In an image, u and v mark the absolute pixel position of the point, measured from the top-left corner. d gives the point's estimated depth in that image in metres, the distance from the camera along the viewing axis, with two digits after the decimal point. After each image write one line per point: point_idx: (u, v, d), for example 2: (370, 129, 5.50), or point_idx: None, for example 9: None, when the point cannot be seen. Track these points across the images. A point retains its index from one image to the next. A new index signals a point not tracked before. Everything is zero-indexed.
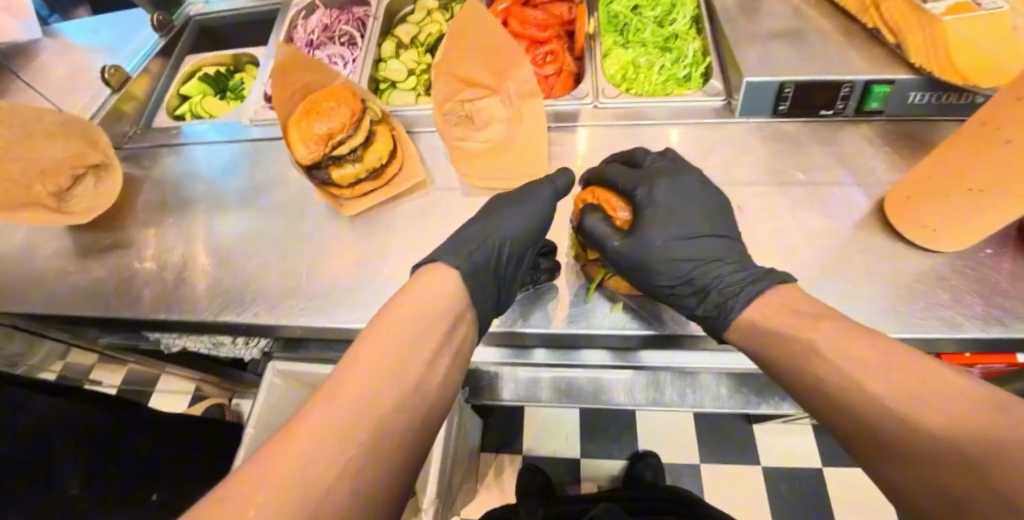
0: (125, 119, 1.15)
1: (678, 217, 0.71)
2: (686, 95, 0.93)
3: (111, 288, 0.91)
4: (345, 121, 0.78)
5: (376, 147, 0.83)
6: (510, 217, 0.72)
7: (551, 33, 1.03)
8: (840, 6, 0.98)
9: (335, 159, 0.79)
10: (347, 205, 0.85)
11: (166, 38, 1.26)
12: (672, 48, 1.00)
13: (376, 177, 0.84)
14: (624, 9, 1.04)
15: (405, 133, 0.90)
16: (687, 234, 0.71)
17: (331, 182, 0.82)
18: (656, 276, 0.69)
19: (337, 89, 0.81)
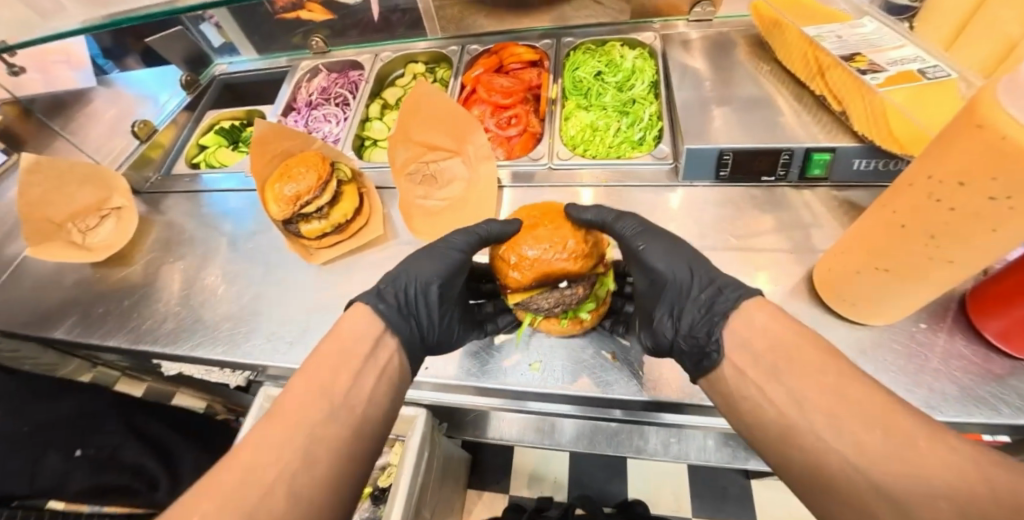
0: (149, 166, 1.27)
1: (660, 243, 0.77)
2: (636, 158, 0.99)
3: (116, 321, 1.01)
4: (311, 184, 0.88)
5: (342, 206, 0.91)
6: (413, 267, 0.77)
7: (516, 98, 1.11)
8: (791, 73, 1.02)
9: (304, 216, 0.89)
10: (316, 255, 0.93)
11: (193, 95, 1.40)
12: (629, 112, 1.06)
13: (342, 230, 0.92)
14: (588, 76, 1.12)
15: (373, 190, 0.99)
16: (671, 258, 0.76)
17: (300, 235, 0.91)
18: (682, 296, 0.73)
19: (310, 155, 0.92)
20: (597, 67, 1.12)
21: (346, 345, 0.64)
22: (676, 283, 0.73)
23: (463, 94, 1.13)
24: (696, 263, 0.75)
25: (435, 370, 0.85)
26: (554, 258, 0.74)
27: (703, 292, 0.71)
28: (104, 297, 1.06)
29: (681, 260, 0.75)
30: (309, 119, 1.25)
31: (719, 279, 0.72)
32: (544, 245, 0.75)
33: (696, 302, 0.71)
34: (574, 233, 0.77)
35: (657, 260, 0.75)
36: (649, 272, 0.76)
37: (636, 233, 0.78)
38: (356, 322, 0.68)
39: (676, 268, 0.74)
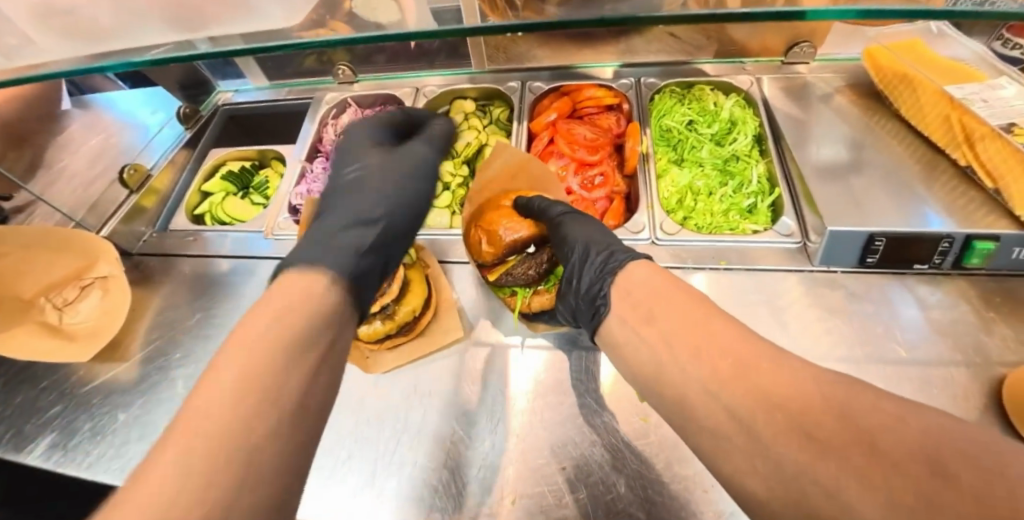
0: (143, 217, 1.05)
1: (581, 218, 0.69)
2: (755, 233, 0.84)
3: (90, 434, 0.78)
4: None
5: (409, 300, 0.73)
6: (373, 181, 0.67)
7: (601, 151, 0.95)
8: (922, 133, 0.89)
9: (363, 315, 0.70)
10: (373, 363, 0.74)
11: (193, 129, 1.17)
12: (734, 172, 0.94)
13: (407, 330, 0.74)
14: (678, 125, 0.98)
15: (439, 271, 0.81)
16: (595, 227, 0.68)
17: (354, 336, 0.72)
18: (586, 253, 0.63)
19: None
20: (687, 115, 0.98)
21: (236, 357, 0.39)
22: (577, 245, 0.65)
23: (536, 145, 0.96)
24: (603, 234, 0.66)
25: (454, 493, 0.64)
26: (519, 230, 0.72)
27: (597, 256, 0.62)
28: (84, 400, 0.81)
29: (596, 235, 0.66)
30: None
31: (612, 244, 0.63)
32: (512, 222, 0.73)
33: (592, 264, 0.61)
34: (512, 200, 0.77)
35: (571, 231, 0.67)
36: (559, 242, 0.68)
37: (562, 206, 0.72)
38: (309, 275, 0.51)
39: (586, 234, 0.66)
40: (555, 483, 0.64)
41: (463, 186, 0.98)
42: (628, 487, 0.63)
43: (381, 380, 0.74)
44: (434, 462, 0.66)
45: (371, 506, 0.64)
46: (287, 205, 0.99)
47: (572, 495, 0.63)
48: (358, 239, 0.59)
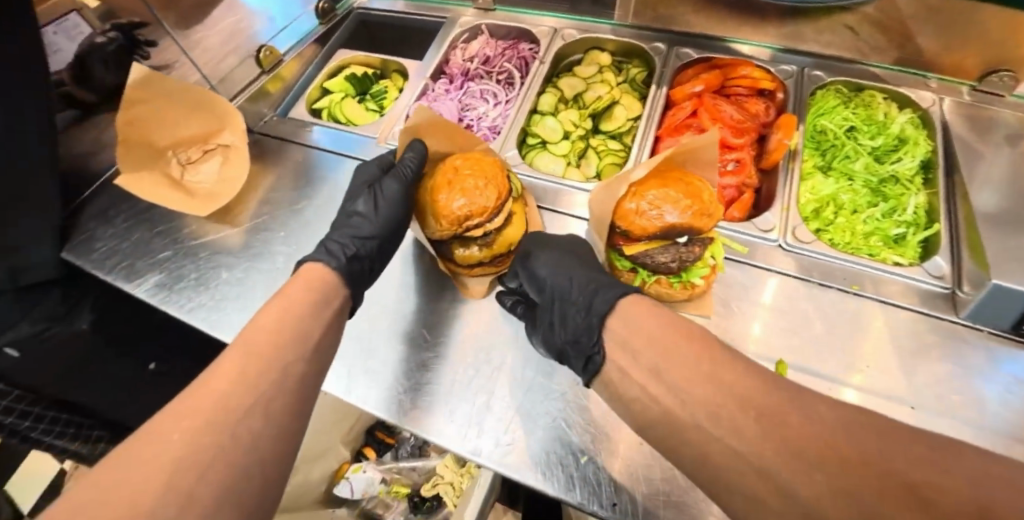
0: (266, 100, 1.09)
1: (553, 248, 0.67)
2: (895, 265, 0.76)
3: (194, 283, 0.82)
4: (489, 205, 0.65)
5: (509, 232, 0.71)
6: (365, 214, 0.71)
7: (744, 137, 0.87)
8: None
9: (464, 238, 0.68)
10: (467, 286, 0.73)
11: (326, 26, 1.18)
12: (887, 195, 0.84)
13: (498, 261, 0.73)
14: (837, 128, 0.88)
15: (536, 211, 0.80)
16: (573, 267, 0.64)
17: (449, 258, 0.71)
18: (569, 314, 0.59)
19: (487, 161, 0.69)
20: (849, 120, 0.88)
21: (276, 337, 0.50)
22: (556, 310, 0.62)
23: (675, 115, 0.89)
24: (580, 270, 0.63)
25: (526, 432, 0.62)
26: (682, 216, 0.59)
27: (582, 293, 0.59)
28: (191, 253, 0.86)
29: (561, 273, 0.63)
30: (462, 92, 1.01)
31: (599, 280, 0.60)
32: (676, 201, 0.60)
33: (573, 319, 0.58)
34: (685, 181, 0.62)
35: (544, 267, 0.66)
36: (532, 281, 0.67)
37: (540, 243, 0.69)
38: (320, 266, 0.63)
39: (559, 274, 0.63)
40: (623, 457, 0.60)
41: (584, 139, 0.93)
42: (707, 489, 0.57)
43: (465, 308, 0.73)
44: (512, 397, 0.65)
45: (444, 422, 0.63)
46: (404, 117, 0.98)
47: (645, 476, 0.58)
48: (352, 245, 0.67)
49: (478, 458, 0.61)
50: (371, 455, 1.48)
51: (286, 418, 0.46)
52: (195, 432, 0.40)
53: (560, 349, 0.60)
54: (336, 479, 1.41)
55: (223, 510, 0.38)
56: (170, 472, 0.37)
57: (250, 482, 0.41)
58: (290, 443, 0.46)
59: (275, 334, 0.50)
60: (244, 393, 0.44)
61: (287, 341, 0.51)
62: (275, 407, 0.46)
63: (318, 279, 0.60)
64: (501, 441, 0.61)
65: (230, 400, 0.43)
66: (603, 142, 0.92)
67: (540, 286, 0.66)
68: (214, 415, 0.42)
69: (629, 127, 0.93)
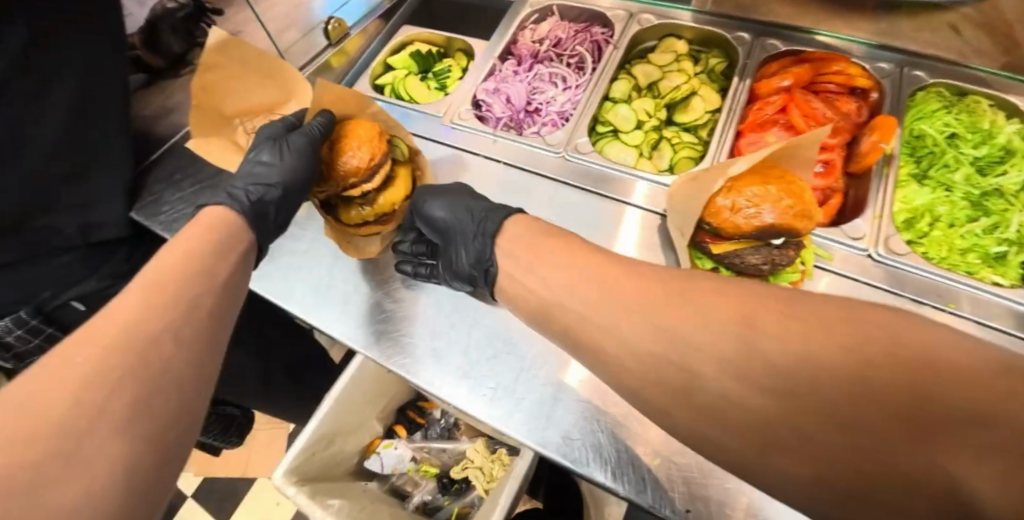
0: (330, 74, 1.09)
1: (441, 193, 0.70)
2: (998, 286, 0.70)
3: None
4: (363, 165, 0.69)
5: (393, 191, 0.74)
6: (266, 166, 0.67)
7: (834, 138, 0.82)
8: None
9: (347, 199, 0.72)
10: (361, 247, 0.75)
11: (392, 1, 1.17)
12: (988, 210, 0.78)
13: (389, 220, 0.75)
14: (937, 133, 0.82)
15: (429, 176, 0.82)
16: (464, 207, 0.67)
17: (339, 219, 0.74)
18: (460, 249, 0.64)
19: (366, 126, 0.72)
20: (952, 126, 0.82)
21: (185, 271, 0.49)
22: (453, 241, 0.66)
23: (762, 110, 0.84)
24: (468, 201, 0.68)
25: (599, 427, 0.58)
26: (781, 217, 0.56)
27: (475, 220, 0.64)
28: None
29: (448, 209, 0.67)
30: (531, 74, 0.98)
31: (484, 206, 0.66)
32: (777, 200, 0.56)
33: (471, 241, 0.63)
34: (784, 180, 0.58)
35: (439, 209, 0.68)
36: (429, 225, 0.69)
37: (426, 189, 0.72)
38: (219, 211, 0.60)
39: (452, 211, 0.67)
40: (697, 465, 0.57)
41: (657, 131, 0.89)
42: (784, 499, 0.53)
43: None
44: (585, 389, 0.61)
45: (508, 411, 0.61)
46: (471, 98, 0.96)
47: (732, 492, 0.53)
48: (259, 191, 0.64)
49: (545, 450, 0.57)
50: (403, 434, 1.48)
51: (198, 349, 0.45)
52: (103, 353, 0.38)
53: (467, 275, 0.64)
54: (365, 454, 1.39)
55: (135, 429, 0.37)
56: (79, 389, 0.36)
57: (163, 406, 0.40)
58: (203, 374, 0.46)
59: (183, 267, 0.49)
60: (151, 318, 0.43)
61: (193, 276, 0.49)
62: (185, 334, 0.45)
63: (221, 224, 0.57)
64: (572, 435, 0.58)
65: (139, 327, 0.41)
66: (678, 134, 0.88)
67: (435, 227, 0.68)
68: (122, 342, 0.40)
69: (706, 120, 0.89)
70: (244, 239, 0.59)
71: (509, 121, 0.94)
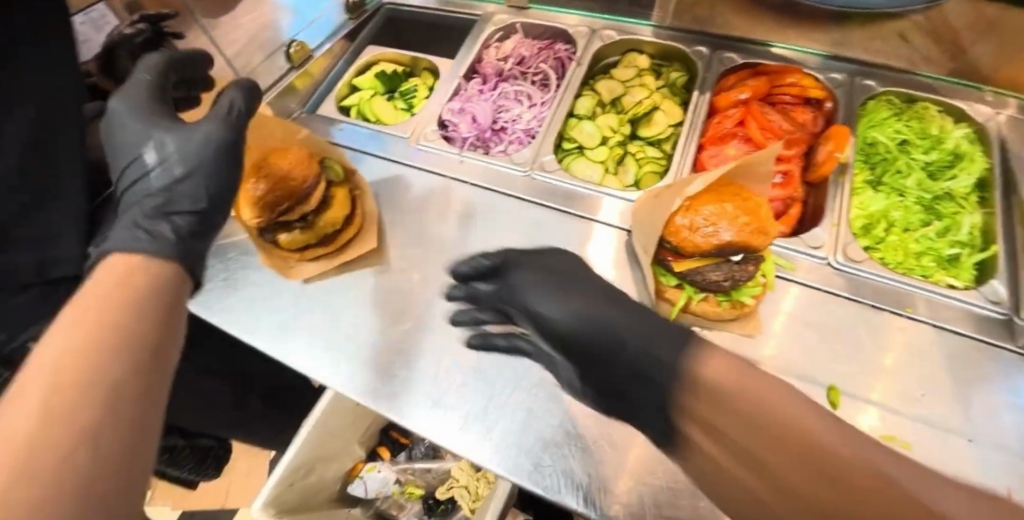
0: (294, 97, 1.07)
1: (565, 286, 0.53)
2: (953, 289, 0.72)
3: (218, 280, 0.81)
4: (294, 188, 0.70)
5: (331, 213, 0.73)
6: (179, 158, 0.56)
7: (790, 149, 0.85)
8: None
9: (283, 224, 0.72)
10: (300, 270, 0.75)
11: (356, 22, 1.16)
12: (941, 214, 0.81)
13: (329, 242, 0.75)
14: (889, 141, 0.85)
15: (368, 194, 0.82)
16: (575, 297, 0.52)
17: (279, 245, 0.74)
18: (616, 373, 0.49)
19: (293, 150, 0.73)
20: (902, 133, 0.85)
21: (101, 335, 0.32)
22: (599, 356, 0.50)
23: (721, 123, 0.86)
24: (578, 292, 0.52)
25: (572, 451, 0.58)
26: (738, 234, 0.57)
27: (634, 346, 0.47)
28: (217, 252, 0.80)
29: (574, 304, 0.51)
30: (497, 92, 0.99)
31: (596, 306, 0.51)
32: (733, 218, 0.58)
33: (627, 376, 0.48)
34: (739, 198, 0.59)
35: (554, 310, 0.52)
36: (555, 335, 0.53)
37: (534, 268, 0.57)
38: (132, 254, 0.43)
39: (582, 324, 0.50)
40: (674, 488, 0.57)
41: (621, 146, 0.90)
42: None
43: None
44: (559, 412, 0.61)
45: (481, 439, 0.60)
46: (436, 118, 0.95)
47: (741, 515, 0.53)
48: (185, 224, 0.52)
49: (518, 478, 0.57)
50: (386, 456, 1.46)
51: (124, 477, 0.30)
52: None
53: (614, 395, 0.51)
54: (349, 479, 1.40)
55: None
56: None
57: None
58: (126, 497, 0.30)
59: (101, 326, 0.33)
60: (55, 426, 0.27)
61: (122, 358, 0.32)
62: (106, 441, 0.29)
63: (137, 270, 0.41)
64: (547, 460, 0.58)
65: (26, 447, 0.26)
66: (642, 148, 0.89)
67: (555, 336, 0.53)
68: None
69: (669, 134, 0.90)
70: (174, 283, 0.42)
71: (475, 141, 0.94)
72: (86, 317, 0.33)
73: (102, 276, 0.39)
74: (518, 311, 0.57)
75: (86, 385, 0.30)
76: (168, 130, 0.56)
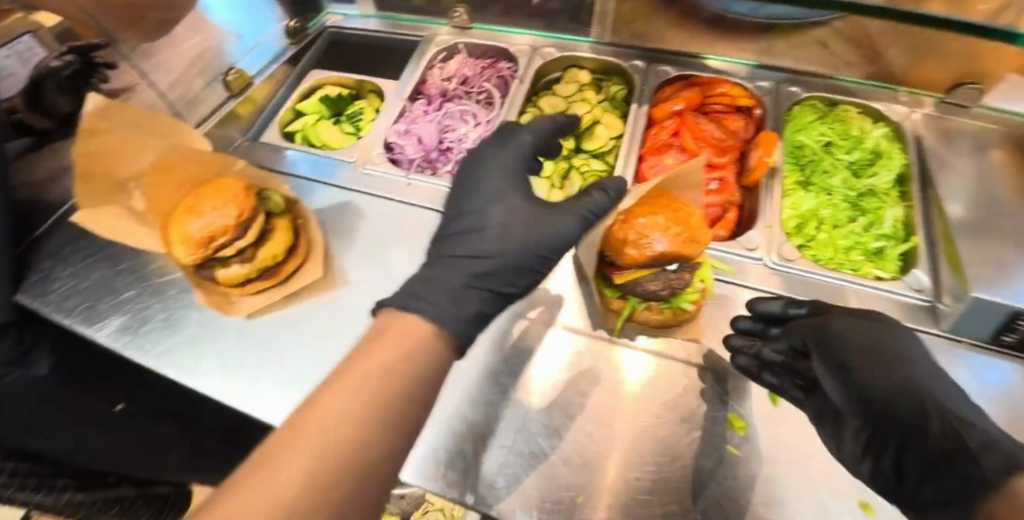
0: (236, 125, 1.05)
1: (878, 354, 0.52)
2: (880, 280, 0.76)
3: (157, 323, 0.78)
4: (229, 224, 0.70)
5: (272, 247, 0.73)
6: (500, 231, 0.58)
7: (723, 157, 0.89)
8: None
9: (220, 259, 0.72)
10: (239, 306, 0.75)
11: (297, 46, 1.15)
12: (866, 210, 0.85)
13: (270, 276, 0.75)
14: (814, 143, 0.90)
15: (313, 223, 0.81)
16: (897, 377, 0.50)
17: (217, 280, 0.74)
18: (907, 441, 0.49)
19: (229, 184, 0.73)
20: (826, 135, 0.91)
21: (378, 395, 0.40)
22: (902, 430, 0.49)
23: (658, 134, 0.89)
24: (908, 375, 0.50)
25: (565, 469, 0.63)
26: (672, 244, 0.59)
27: (931, 422, 0.47)
28: (158, 291, 0.81)
29: (903, 383, 0.50)
30: (441, 112, 1.00)
31: (925, 393, 0.49)
32: (665, 228, 0.60)
33: (918, 447, 0.49)
34: (672, 209, 0.61)
35: (878, 383, 0.51)
36: (859, 397, 0.52)
37: (848, 345, 0.53)
38: (415, 321, 0.48)
39: (901, 399, 0.49)
40: (649, 477, 0.62)
41: (566, 160, 0.92)
42: (713, 491, 0.60)
43: None
44: (546, 433, 0.66)
45: (480, 477, 0.63)
46: (381, 141, 0.95)
47: (751, 488, 0.59)
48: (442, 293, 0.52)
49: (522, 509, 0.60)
50: None
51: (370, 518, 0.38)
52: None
53: (915, 467, 0.49)
54: None
55: None
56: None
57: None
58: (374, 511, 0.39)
59: (382, 386, 0.41)
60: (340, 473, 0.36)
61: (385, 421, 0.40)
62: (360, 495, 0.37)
63: (410, 337, 0.46)
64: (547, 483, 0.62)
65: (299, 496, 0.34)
66: (586, 161, 0.91)
67: (863, 404, 0.52)
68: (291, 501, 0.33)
69: (611, 146, 0.93)
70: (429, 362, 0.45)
71: (422, 162, 0.94)
72: (370, 386, 0.40)
73: (403, 334, 0.46)
74: (851, 390, 0.53)
75: (348, 459, 0.36)
76: (511, 201, 0.61)
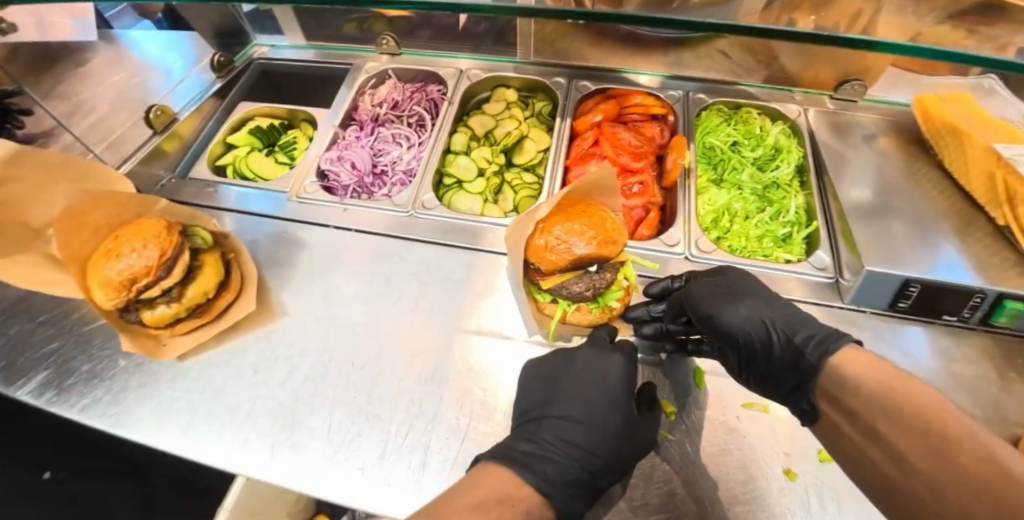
0: (161, 162, 1.01)
1: (737, 298, 0.62)
2: (787, 263, 0.83)
3: (85, 373, 0.75)
4: (152, 265, 0.66)
5: (201, 283, 0.72)
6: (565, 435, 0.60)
7: (642, 162, 0.95)
8: (952, 174, 0.82)
9: (144, 301, 0.69)
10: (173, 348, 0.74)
11: (224, 79, 1.13)
12: (772, 200, 0.93)
13: (201, 312, 0.74)
14: (722, 143, 0.98)
15: (246, 254, 0.80)
16: (756, 312, 0.60)
17: (144, 323, 0.71)
18: (771, 362, 0.58)
19: (150, 223, 0.70)
20: (732, 135, 0.99)
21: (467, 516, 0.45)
22: (764, 355, 0.58)
23: (580, 145, 0.95)
24: (760, 308, 0.61)
25: None
26: (590, 247, 0.63)
27: (779, 336, 0.57)
28: (84, 341, 0.78)
29: (757, 311, 0.60)
30: (373, 137, 1.02)
31: (770, 316, 0.60)
32: (582, 233, 0.63)
33: (775, 356, 0.57)
34: (587, 214, 0.66)
35: (738, 316, 0.60)
36: (726, 333, 0.61)
37: (712, 289, 0.64)
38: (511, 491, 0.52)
39: (760, 323, 0.59)
40: None
41: (498, 175, 0.96)
42: (667, 473, 0.63)
43: (401, 355, 0.73)
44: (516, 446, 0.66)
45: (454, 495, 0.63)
46: (315, 168, 0.95)
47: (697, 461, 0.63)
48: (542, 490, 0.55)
49: None
50: None
51: None
52: None
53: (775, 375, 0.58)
54: None
55: None
56: None
57: None
58: None
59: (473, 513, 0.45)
60: None
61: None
62: None
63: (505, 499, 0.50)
64: None
65: None
66: (518, 175, 0.96)
67: (729, 339, 0.61)
68: None
69: (540, 159, 0.97)
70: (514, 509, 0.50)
71: (358, 187, 0.95)
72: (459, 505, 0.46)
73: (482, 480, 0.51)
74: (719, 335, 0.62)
75: None
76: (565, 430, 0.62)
